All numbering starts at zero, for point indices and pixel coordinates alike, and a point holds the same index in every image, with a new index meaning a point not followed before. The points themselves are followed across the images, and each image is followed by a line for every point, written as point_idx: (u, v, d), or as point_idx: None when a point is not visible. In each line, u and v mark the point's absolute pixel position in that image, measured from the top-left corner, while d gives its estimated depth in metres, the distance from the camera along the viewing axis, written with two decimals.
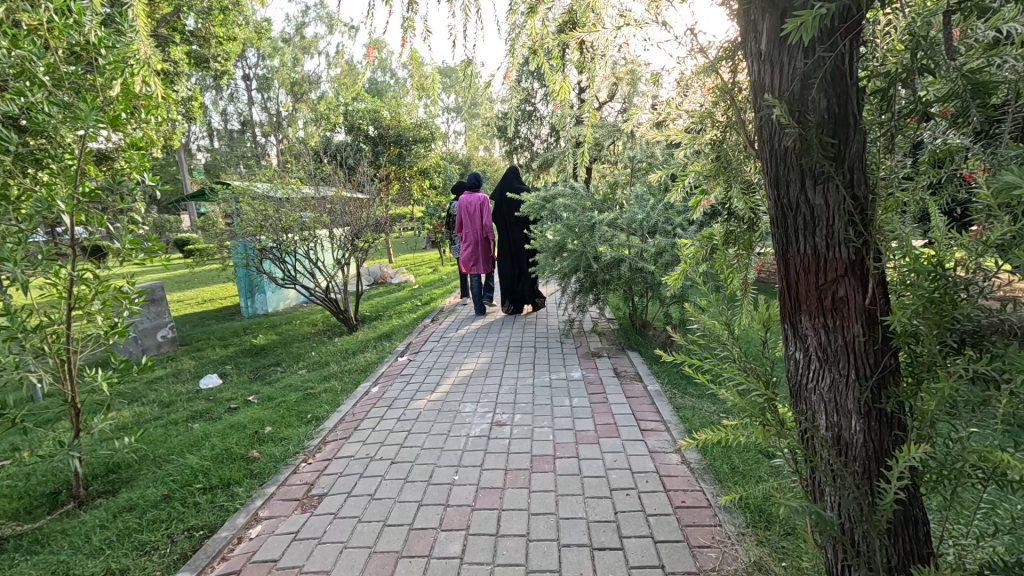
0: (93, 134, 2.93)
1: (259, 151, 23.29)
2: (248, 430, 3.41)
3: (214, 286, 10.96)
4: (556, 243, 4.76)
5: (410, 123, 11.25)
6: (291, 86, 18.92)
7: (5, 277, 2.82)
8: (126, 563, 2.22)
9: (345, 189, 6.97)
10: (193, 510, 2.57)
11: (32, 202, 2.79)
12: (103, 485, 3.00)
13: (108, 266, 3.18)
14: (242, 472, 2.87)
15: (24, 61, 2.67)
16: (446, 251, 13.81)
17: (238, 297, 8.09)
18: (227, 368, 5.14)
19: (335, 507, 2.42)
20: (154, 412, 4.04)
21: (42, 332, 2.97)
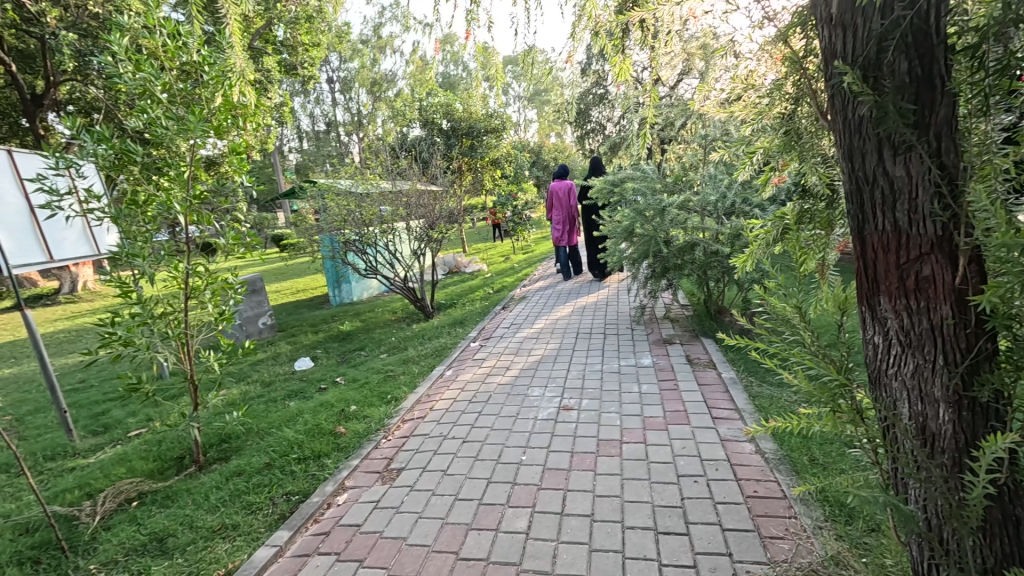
0: (201, 144, 3.31)
1: (343, 150, 24.76)
2: (335, 408, 3.72)
3: (306, 278, 11.88)
4: (625, 228, 4.68)
5: (481, 114, 11.44)
6: (370, 85, 19.84)
7: (136, 271, 3.29)
8: (236, 519, 2.54)
9: (420, 183, 7.28)
10: (290, 477, 2.87)
11: (156, 206, 3.22)
12: (218, 452, 3.42)
13: (216, 260, 3.58)
14: (331, 445, 3.15)
15: (145, 83, 3.07)
16: (518, 241, 13.94)
17: (327, 287, 8.73)
18: (318, 352, 5.60)
19: (411, 481, 2.60)
20: (257, 390, 4.51)
21: (166, 318, 3.43)
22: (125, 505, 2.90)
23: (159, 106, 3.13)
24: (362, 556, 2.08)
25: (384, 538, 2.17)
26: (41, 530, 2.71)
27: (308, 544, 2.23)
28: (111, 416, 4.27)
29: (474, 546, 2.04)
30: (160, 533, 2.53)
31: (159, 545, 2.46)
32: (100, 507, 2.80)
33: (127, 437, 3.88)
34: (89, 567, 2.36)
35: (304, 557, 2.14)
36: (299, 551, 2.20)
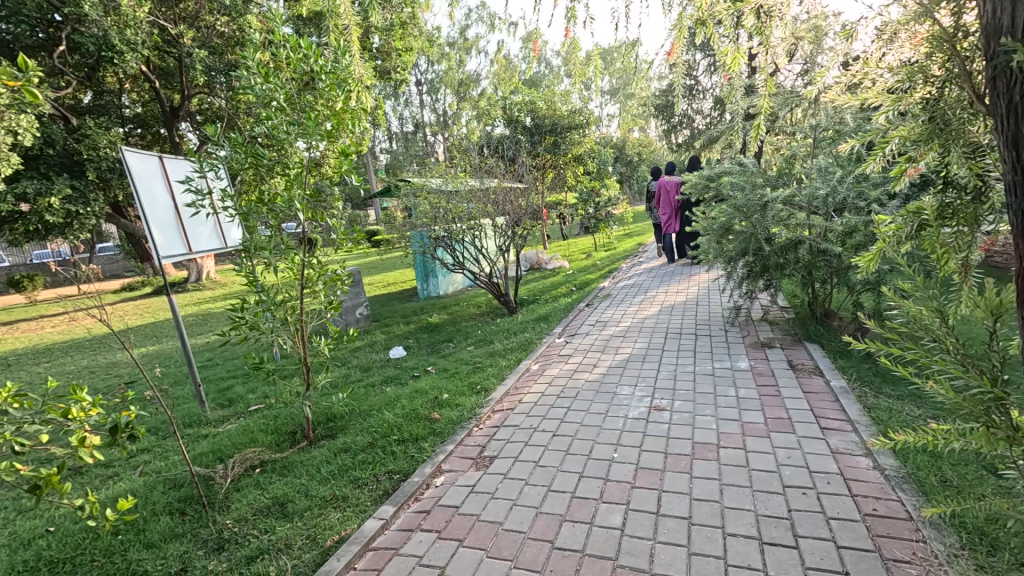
0: (316, 147, 3.62)
1: (428, 149, 25.72)
2: (429, 394, 3.92)
3: (395, 272, 12.52)
4: (721, 224, 4.48)
5: (565, 110, 11.40)
6: (455, 85, 20.44)
7: (262, 262, 3.68)
8: (345, 492, 2.77)
9: (505, 180, 7.41)
10: (391, 457, 3.08)
11: (279, 204, 3.58)
12: (326, 429, 3.74)
13: (326, 253, 3.90)
14: (427, 430, 3.33)
15: (271, 92, 3.42)
16: (599, 237, 13.74)
17: (415, 281, 9.14)
18: (409, 342, 5.91)
19: (504, 469, 2.68)
20: (357, 374, 4.87)
21: (285, 305, 3.80)
22: (250, 470, 3.26)
23: (284, 114, 3.47)
24: (461, 536, 2.19)
25: (481, 521, 2.26)
26: (186, 486, 3.12)
27: (410, 521, 2.38)
28: (235, 391, 4.80)
29: (569, 537, 2.08)
30: (281, 499, 2.82)
31: (281, 509, 2.74)
32: (231, 470, 3.17)
33: (249, 411, 4.34)
34: (225, 522, 2.69)
35: (408, 533, 2.29)
36: (403, 527, 2.35)
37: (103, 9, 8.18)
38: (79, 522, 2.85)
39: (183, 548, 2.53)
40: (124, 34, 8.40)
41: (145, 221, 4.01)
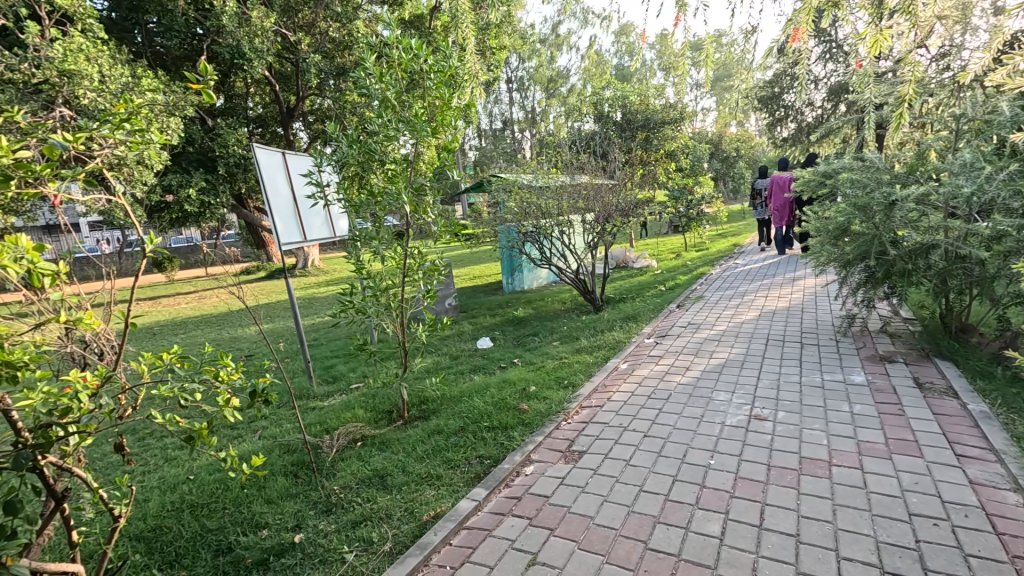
0: (422, 142, 3.79)
1: (515, 146, 26.06)
2: (517, 385, 4.00)
3: (481, 265, 12.84)
4: (837, 225, 4.12)
5: (659, 104, 11.09)
6: (545, 82, 20.50)
7: (370, 251, 3.94)
8: (440, 471, 2.91)
9: (596, 176, 7.34)
10: (482, 442, 3.18)
11: (386, 197, 3.81)
12: (420, 411, 3.94)
13: (428, 245, 4.09)
14: (517, 419, 3.40)
15: (384, 92, 3.63)
16: (690, 236, 13.16)
17: (502, 275, 9.31)
18: (496, 333, 6.06)
19: (594, 464, 2.68)
20: (447, 361, 5.08)
21: (388, 292, 4.04)
22: (352, 443, 3.52)
23: (395, 111, 3.67)
24: (553, 525, 2.22)
25: (572, 513, 2.28)
26: (298, 451, 3.43)
27: (502, 505, 2.46)
28: (338, 369, 5.20)
29: (663, 539, 2.04)
30: (381, 471, 3.02)
31: (381, 481, 2.94)
32: (336, 442, 3.45)
33: (350, 389, 4.68)
34: (332, 487, 2.93)
35: (500, 516, 2.37)
36: (495, 510, 2.43)
37: (238, 21, 9.16)
38: (212, 473, 3.24)
39: (297, 506, 2.80)
40: (254, 43, 9.35)
41: (269, 210, 4.46)
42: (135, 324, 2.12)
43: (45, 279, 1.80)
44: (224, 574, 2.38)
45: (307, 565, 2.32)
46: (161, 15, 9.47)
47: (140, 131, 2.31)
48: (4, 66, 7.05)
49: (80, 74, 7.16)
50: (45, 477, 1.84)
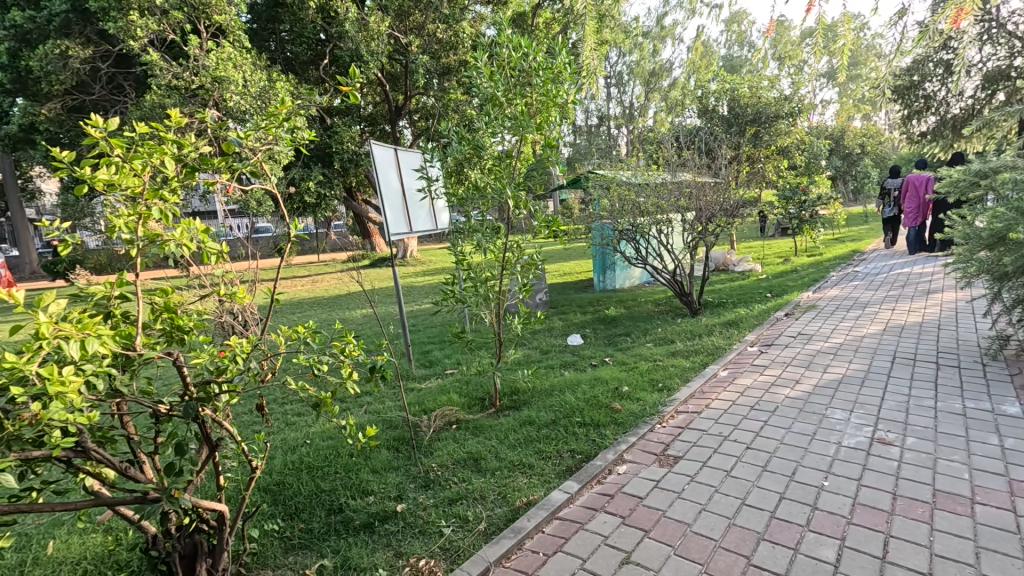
0: (526, 139, 3.85)
1: (611, 142, 25.55)
2: (610, 384, 3.97)
3: (571, 262, 12.79)
4: (992, 232, 3.60)
5: (773, 96, 10.30)
6: (645, 76, 19.83)
7: (473, 243, 4.10)
8: (532, 460, 2.98)
9: (700, 173, 6.99)
10: (574, 437, 3.21)
11: (490, 191, 3.94)
12: (511, 401, 4.03)
13: (530, 240, 4.13)
14: (609, 418, 3.38)
15: (494, 90, 3.74)
16: (801, 240, 12.12)
17: (593, 273, 9.20)
18: (587, 331, 6.03)
19: (691, 471, 2.60)
20: (537, 355, 5.15)
21: (487, 284, 4.17)
22: (448, 425, 3.69)
23: (501, 109, 3.75)
24: (647, 527, 2.20)
25: (667, 517, 2.24)
26: (400, 427, 3.67)
27: (594, 501, 2.48)
28: (435, 355, 5.47)
29: (768, 557, 1.94)
30: (475, 454, 3.15)
31: (475, 464, 3.07)
32: (434, 423, 3.63)
33: (445, 374, 4.92)
34: (430, 464, 3.10)
35: (593, 511, 2.39)
36: (588, 504, 2.46)
37: (357, 27, 9.89)
38: (326, 440, 3.57)
39: (398, 478, 3.00)
40: (370, 46, 10.02)
41: (381, 202, 4.78)
42: (278, 301, 2.41)
43: (210, 256, 2.13)
44: (336, 531, 2.63)
45: (408, 534, 2.50)
46: (293, 24, 10.49)
47: (291, 130, 2.63)
48: (172, 75, 8.21)
49: (228, 80, 8.15)
50: (202, 427, 2.14)
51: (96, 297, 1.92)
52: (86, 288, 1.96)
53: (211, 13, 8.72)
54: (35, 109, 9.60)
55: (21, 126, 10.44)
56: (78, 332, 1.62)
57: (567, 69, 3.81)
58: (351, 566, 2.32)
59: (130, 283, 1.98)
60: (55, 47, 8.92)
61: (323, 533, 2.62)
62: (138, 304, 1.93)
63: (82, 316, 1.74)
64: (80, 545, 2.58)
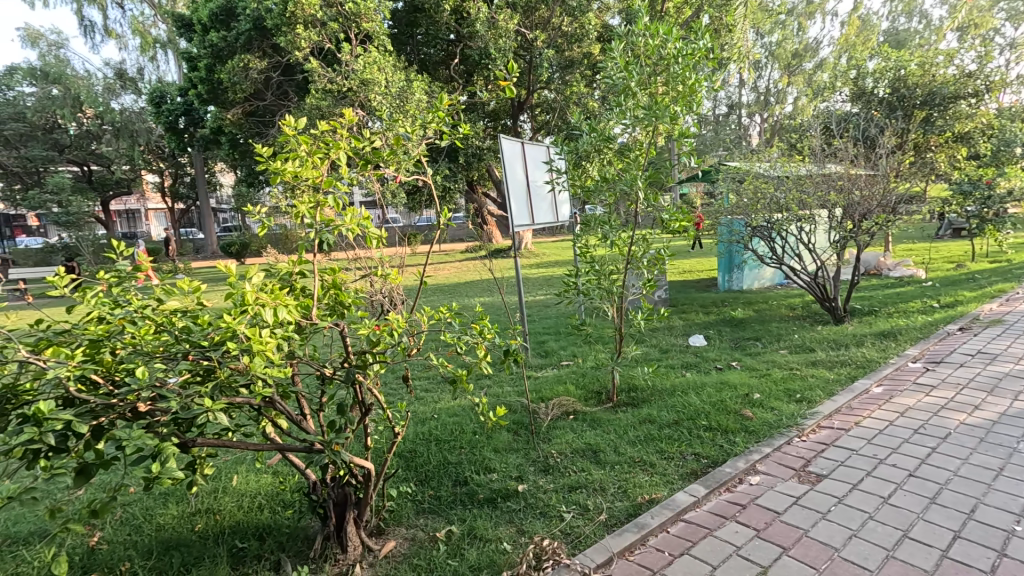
0: (658, 130, 3.69)
1: (741, 132, 23.72)
2: (739, 390, 3.72)
3: (692, 260, 12.14)
4: None
5: (951, 73, 8.79)
6: (786, 58, 17.98)
7: (600, 235, 4.08)
8: (653, 459, 2.92)
9: (854, 165, 6.20)
10: (698, 440, 3.10)
11: (619, 183, 3.85)
12: (629, 397, 3.95)
13: (658, 234, 3.96)
14: (738, 425, 3.20)
15: (626, 81, 3.61)
16: (981, 243, 10.23)
17: (717, 272, 8.65)
18: (711, 332, 5.70)
19: (838, 493, 2.49)
20: (656, 354, 4.99)
21: (610, 277, 4.10)
22: (565, 415, 3.72)
23: (633, 99, 3.65)
24: (787, 545, 2.17)
25: (809, 537, 2.20)
26: (520, 411, 3.78)
27: (724, 508, 2.48)
28: (551, 345, 5.55)
29: None
30: (593, 446, 3.15)
31: (593, 455, 3.07)
32: (552, 411, 3.69)
33: (561, 365, 4.96)
34: (549, 450, 3.17)
35: (722, 519, 2.40)
36: (715, 511, 2.47)
37: (487, 26, 10.31)
38: (451, 416, 3.81)
39: (519, 459, 3.11)
40: (498, 43, 10.41)
41: (506, 194, 4.88)
42: (424, 284, 2.64)
43: (373, 240, 2.38)
44: (461, 501, 2.80)
45: (529, 513, 2.60)
46: (429, 28, 11.23)
47: (440, 127, 2.83)
48: (327, 80, 9.24)
49: (373, 82, 8.93)
50: (358, 392, 2.41)
51: (283, 274, 2.25)
52: (276, 265, 2.30)
53: (361, 21, 9.69)
54: (223, 115, 11.43)
55: (213, 129, 12.48)
56: (272, 301, 1.90)
57: (707, 54, 3.59)
58: (476, 536, 2.47)
59: (307, 263, 2.28)
60: (240, 61, 10.50)
61: (450, 502, 2.81)
62: (315, 281, 2.23)
63: (274, 288, 2.04)
64: (256, 482, 3.04)
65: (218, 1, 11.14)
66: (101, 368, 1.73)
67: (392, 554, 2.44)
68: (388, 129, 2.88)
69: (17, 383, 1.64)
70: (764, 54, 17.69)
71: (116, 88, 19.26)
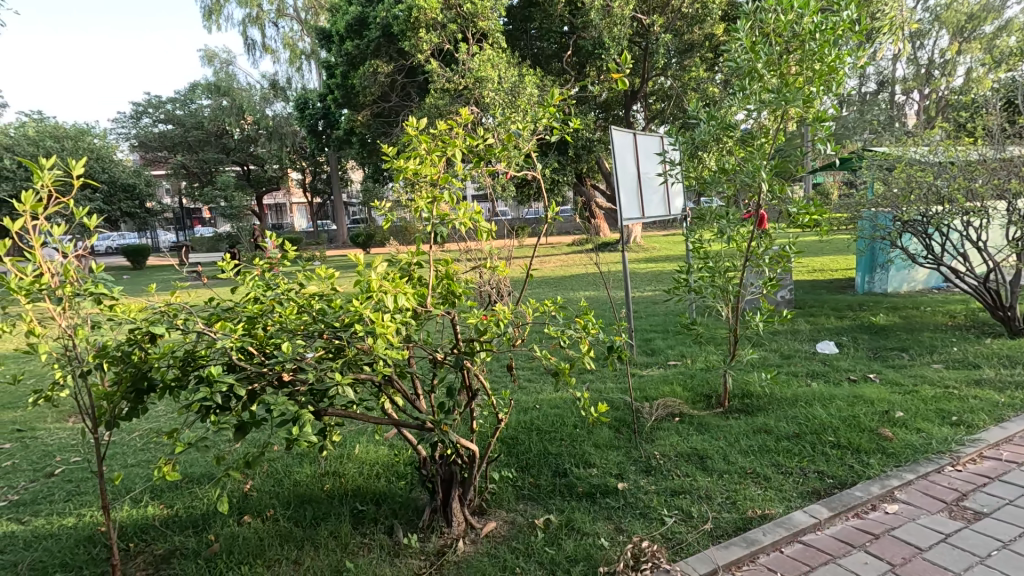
0: (789, 115, 3.36)
1: (895, 111, 20.69)
2: (877, 406, 3.29)
3: (824, 258, 10.92)
4: None
5: None
6: (959, 23, 15.30)
7: (716, 229, 3.82)
8: (768, 472, 2.72)
9: None
10: (823, 458, 2.82)
11: (739, 174, 3.58)
12: (741, 403, 3.68)
13: (783, 228, 3.61)
14: (874, 446, 2.86)
15: (753, 63, 3.31)
16: None
17: (855, 272, 7.70)
18: (844, 339, 5.10)
19: (1003, 537, 2.18)
20: (776, 359, 4.60)
21: (727, 274, 3.82)
22: (670, 416, 3.57)
23: (761, 82, 3.35)
24: None
25: None
26: (622, 408, 3.70)
27: (851, 535, 2.27)
28: (657, 343, 5.36)
29: None
30: (700, 452, 3.00)
31: (699, 461, 2.93)
32: (656, 411, 3.56)
33: (668, 365, 4.78)
34: (652, 452, 3.07)
35: (848, 546, 2.20)
36: (840, 536, 2.27)
37: (602, 15, 10.14)
38: (552, 408, 3.85)
39: (619, 457, 3.05)
40: (612, 32, 10.20)
41: (616, 186, 4.78)
42: (530, 276, 2.69)
43: (484, 234, 2.47)
44: (560, 492, 2.84)
45: (629, 512, 2.56)
46: (543, 22, 11.32)
47: (552, 122, 2.85)
48: (445, 80, 9.73)
49: (487, 79, 9.32)
50: (466, 377, 2.54)
51: (403, 264, 2.42)
52: (397, 255, 2.49)
53: (478, 20, 10.06)
54: (354, 117, 12.58)
55: (346, 130, 13.79)
56: (393, 289, 2.07)
57: (853, 26, 3.18)
58: (574, 528, 2.50)
59: (425, 254, 2.45)
60: (370, 67, 11.51)
61: (549, 491, 2.85)
62: (430, 271, 2.38)
63: (395, 277, 2.21)
64: (374, 452, 3.34)
65: (353, 13, 12.22)
66: (256, 342, 2.03)
67: (492, 534, 2.55)
68: (501, 125, 2.96)
69: (194, 349, 1.98)
70: (927, 20, 15.27)
71: (270, 97, 22.05)
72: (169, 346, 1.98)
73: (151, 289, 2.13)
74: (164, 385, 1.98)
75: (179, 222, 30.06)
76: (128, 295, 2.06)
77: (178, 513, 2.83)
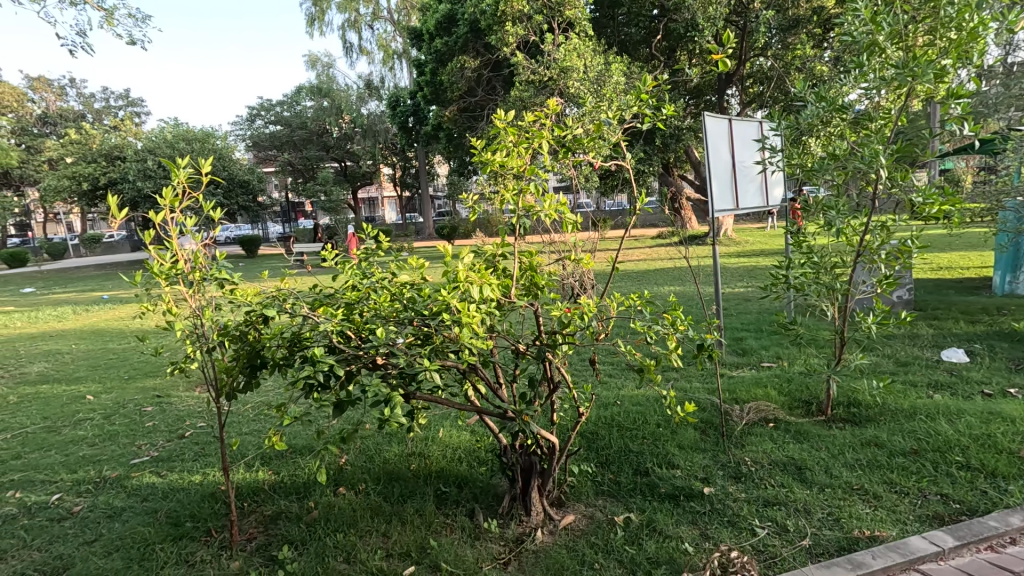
0: (916, 92, 2.96)
1: None
2: (1018, 426, 2.87)
3: (951, 254, 9.65)
4: None
5: None
6: None
7: (823, 221, 3.49)
8: (879, 490, 2.46)
9: None
10: (948, 480, 2.50)
11: (852, 160, 3.22)
12: (847, 412, 3.36)
13: (905, 220, 3.20)
14: (1014, 471, 2.50)
15: (873, 35, 2.94)
16: None
17: (994, 270, 6.74)
18: (976, 346, 4.47)
19: None
20: (890, 365, 4.14)
21: (834, 271, 3.48)
22: (763, 421, 3.34)
23: (882, 57, 2.98)
24: None
25: None
26: (710, 410, 3.52)
27: (983, 569, 2.02)
28: (749, 343, 5.03)
29: None
30: (799, 462, 2.77)
31: (797, 472, 2.71)
32: (747, 415, 3.34)
33: (761, 366, 4.47)
34: (742, 457, 2.89)
35: None
36: (967, 570, 2.03)
37: None
38: (634, 405, 3.75)
39: (706, 461, 2.91)
40: (707, 12, 9.62)
41: (709, 175, 4.51)
42: (616, 269, 2.63)
43: (570, 225, 2.43)
44: (641, 491, 2.76)
45: (716, 519, 2.44)
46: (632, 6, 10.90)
47: (643, 110, 2.73)
48: (530, 72, 9.71)
49: (573, 69, 9.18)
50: (547, 369, 2.54)
51: (489, 255, 2.46)
52: (483, 246, 2.52)
53: (564, 9, 9.91)
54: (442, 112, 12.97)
55: (434, 125, 14.24)
56: (479, 280, 2.11)
57: None
58: (656, 529, 2.43)
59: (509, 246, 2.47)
60: (458, 63, 11.77)
61: (630, 489, 2.79)
62: (515, 262, 2.40)
63: (482, 268, 2.25)
64: (457, 437, 3.46)
65: (442, 10, 12.54)
66: (353, 326, 2.16)
67: (571, 527, 2.55)
68: (589, 115, 2.88)
69: (300, 331, 2.14)
70: None
71: (365, 96, 23.37)
72: (279, 327, 2.16)
73: (265, 276, 2.33)
74: (274, 362, 2.16)
75: (286, 215, 32.86)
76: (246, 280, 2.28)
77: (283, 479, 3.11)
